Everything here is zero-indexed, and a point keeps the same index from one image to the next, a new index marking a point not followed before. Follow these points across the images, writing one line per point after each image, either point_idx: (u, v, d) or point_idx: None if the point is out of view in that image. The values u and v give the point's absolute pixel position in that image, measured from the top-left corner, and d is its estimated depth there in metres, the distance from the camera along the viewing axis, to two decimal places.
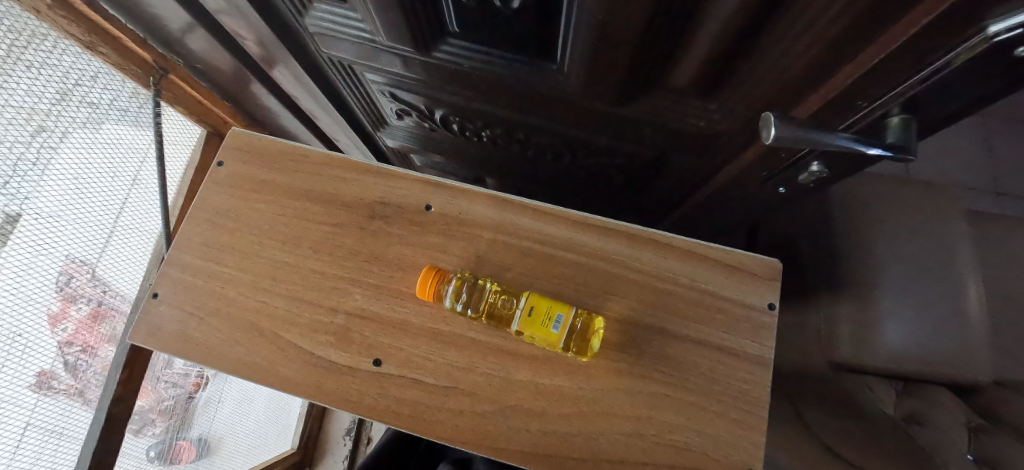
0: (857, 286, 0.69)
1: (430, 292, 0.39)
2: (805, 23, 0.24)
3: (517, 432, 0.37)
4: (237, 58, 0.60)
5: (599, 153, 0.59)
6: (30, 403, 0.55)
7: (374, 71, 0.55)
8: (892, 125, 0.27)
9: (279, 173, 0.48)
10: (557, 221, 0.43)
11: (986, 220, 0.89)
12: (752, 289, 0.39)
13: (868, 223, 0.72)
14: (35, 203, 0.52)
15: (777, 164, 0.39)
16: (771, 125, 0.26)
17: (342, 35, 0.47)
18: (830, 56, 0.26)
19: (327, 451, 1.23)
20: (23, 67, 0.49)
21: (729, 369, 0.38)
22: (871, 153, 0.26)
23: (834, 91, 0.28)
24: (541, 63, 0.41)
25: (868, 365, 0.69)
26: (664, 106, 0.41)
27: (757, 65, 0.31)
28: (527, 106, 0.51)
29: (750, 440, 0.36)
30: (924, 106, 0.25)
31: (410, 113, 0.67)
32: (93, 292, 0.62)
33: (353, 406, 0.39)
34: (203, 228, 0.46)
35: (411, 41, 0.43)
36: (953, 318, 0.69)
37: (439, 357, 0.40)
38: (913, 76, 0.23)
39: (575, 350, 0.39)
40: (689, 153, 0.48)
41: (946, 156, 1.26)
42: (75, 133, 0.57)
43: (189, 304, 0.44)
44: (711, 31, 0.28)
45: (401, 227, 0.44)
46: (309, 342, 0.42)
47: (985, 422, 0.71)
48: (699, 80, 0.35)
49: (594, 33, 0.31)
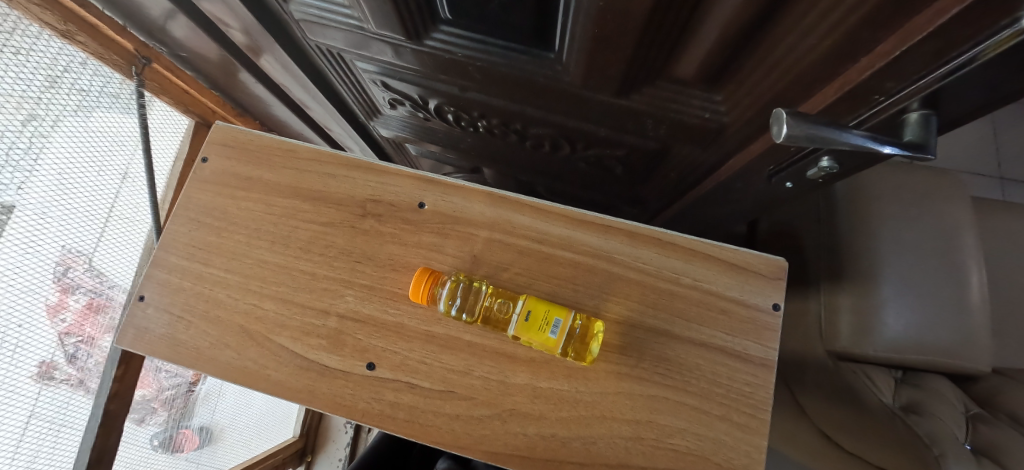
0: (863, 278, 0.67)
1: (423, 295, 0.38)
2: (821, 11, 0.22)
3: (515, 435, 0.37)
4: (222, 47, 0.57)
5: (599, 144, 0.57)
6: (31, 393, 0.55)
7: (365, 60, 0.52)
8: (909, 121, 0.25)
9: (266, 168, 0.46)
10: (555, 219, 0.41)
11: (992, 208, 0.88)
12: (755, 289, 0.38)
13: (874, 213, 0.71)
14: (29, 193, 0.51)
15: (784, 160, 0.37)
16: (783, 123, 0.24)
17: (329, 22, 0.45)
18: (848, 46, 0.24)
19: (328, 438, 1.26)
20: (10, 53, 0.47)
21: (731, 371, 0.37)
22: (886, 152, 0.24)
23: (849, 84, 0.26)
24: (538, 51, 0.38)
25: (869, 358, 0.68)
26: (667, 98, 0.39)
27: (766, 56, 0.29)
28: (523, 97, 0.49)
29: (750, 443, 0.36)
30: (947, 100, 0.23)
31: (404, 103, 0.64)
32: (90, 283, 0.61)
33: (348, 410, 0.39)
34: (190, 228, 0.45)
35: (401, 28, 0.41)
36: (955, 307, 0.68)
37: (434, 360, 0.39)
38: (932, 71, 0.21)
39: (574, 354, 0.38)
40: (691, 145, 0.46)
41: (951, 141, 1.24)
42: (66, 121, 0.55)
43: (177, 307, 0.43)
44: (718, 19, 0.26)
45: (393, 225, 0.43)
46: (301, 346, 0.41)
47: (983, 411, 0.74)
48: (705, 69, 0.33)
49: (594, 22, 0.29)
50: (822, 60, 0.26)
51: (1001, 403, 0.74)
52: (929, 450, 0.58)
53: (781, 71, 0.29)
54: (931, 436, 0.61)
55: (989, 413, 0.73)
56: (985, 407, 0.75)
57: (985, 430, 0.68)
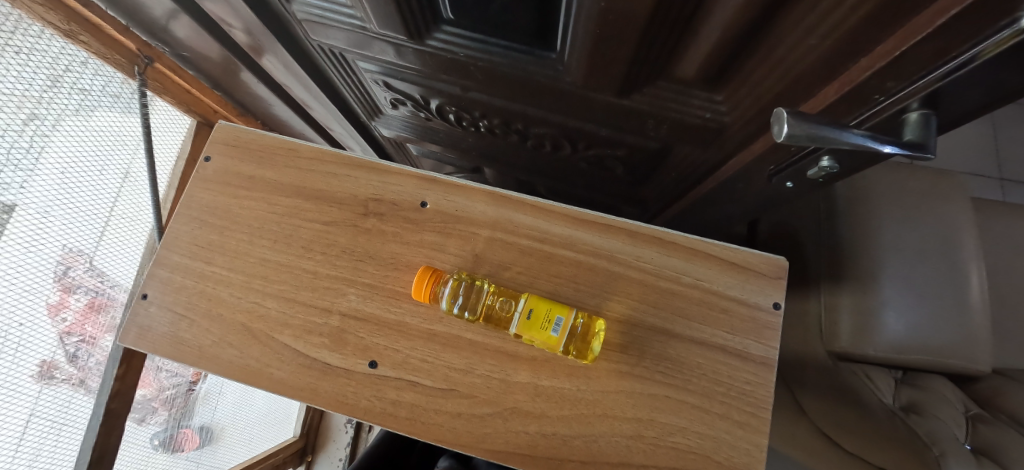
0: (863, 278, 0.67)
1: (425, 294, 0.38)
2: (821, 11, 0.22)
3: (516, 434, 0.37)
4: (225, 47, 0.57)
5: (599, 144, 0.57)
6: (32, 393, 0.55)
7: (367, 60, 0.53)
8: (909, 121, 0.25)
9: (268, 167, 0.46)
10: (556, 218, 0.41)
11: (992, 209, 0.88)
12: (756, 289, 0.38)
13: (874, 214, 0.71)
14: (30, 192, 0.51)
15: (784, 159, 0.38)
16: (783, 122, 0.25)
17: (332, 22, 0.45)
18: (848, 46, 0.24)
19: (329, 438, 1.26)
20: (10, 52, 0.47)
21: (732, 370, 0.37)
22: (885, 151, 0.25)
23: (849, 84, 0.26)
24: (539, 51, 0.39)
25: (869, 357, 0.68)
26: (668, 97, 0.39)
27: (767, 56, 0.29)
28: (524, 97, 0.49)
29: (751, 442, 0.36)
30: (947, 100, 0.23)
31: (405, 103, 0.65)
32: (91, 283, 0.61)
33: (350, 408, 0.39)
34: (193, 227, 0.45)
35: (403, 28, 0.41)
36: (954, 307, 0.68)
37: (436, 358, 0.39)
38: (931, 72, 0.22)
39: (575, 353, 0.38)
40: (692, 145, 0.46)
41: (951, 143, 1.24)
42: (67, 120, 0.56)
43: (180, 306, 0.43)
44: (720, 19, 0.26)
45: (395, 224, 0.43)
46: (303, 344, 0.41)
47: (983, 411, 0.74)
48: (706, 69, 0.33)
49: (596, 22, 0.29)
50: (822, 59, 0.26)
51: (1001, 403, 0.74)
52: (929, 450, 0.58)
53: (782, 71, 0.29)
54: (931, 436, 0.62)
55: (990, 413, 0.73)
56: (985, 407, 0.75)
57: (985, 430, 0.68)
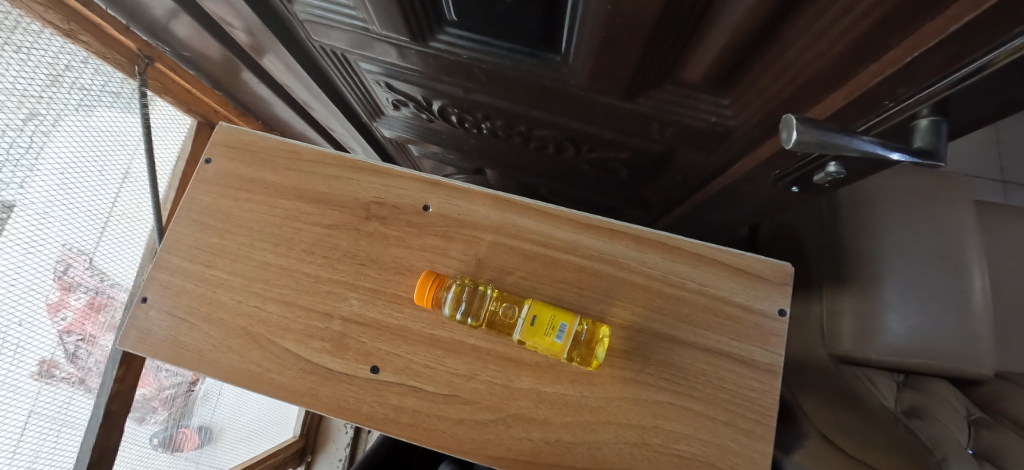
0: (867, 282, 0.67)
1: (428, 299, 0.38)
2: (834, 18, 0.22)
3: (519, 440, 0.37)
4: (226, 47, 0.57)
5: (603, 147, 0.57)
6: (32, 391, 0.55)
7: (368, 61, 0.52)
8: (919, 128, 0.25)
9: (269, 170, 0.46)
10: (560, 223, 0.41)
11: (995, 213, 0.87)
12: (762, 295, 0.38)
13: (878, 216, 0.70)
14: (29, 191, 0.51)
15: (791, 164, 0.37)
16: (793, 128, 0.24)
17: (333, 23, 0.45)
18: (859, 53, 0.24)
19: (328, 439, 1.26)
20: (10, 51, 0.47)
21: (737, 377, 0.37)
22: (895, 158, 0.24)
23: (859, 90, 0.26)
24: (543, 53, 0.38)
25: (873, 362, 0.67)
26: (673, 101, 0.39)
27: (776, 60, 0.28)
28: (527, 99, 0.49)
29: (755, 449, 0.36)
30: (958, 108, 0.23)
31: (406, 104, 0.64)
32: (91, 281, 0.61)
33: (351, 413, 0.39)
34: (193, 230, 0.45)
35: (406, 29, 0.40)
36: (957, 311, 0.68)
37: (439, 364, 0.39)
38: (942, 79, 0.21)
39: (579, 360, 0.38)
40: (697, 149, 0.46)
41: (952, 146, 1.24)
42: (66, 119, 0.55)
43: (180, 310, 0.43)
44: (729, 23, 0.25)
45: (397, 228, 0.43)
46: (304, 349, 0.41)
47: (985, 416, 0.74)
48: (713, 73, 0.33)
49: (603, 25, 0.28)
50: (831, 66, 0.26)
51: (1003, 408, 0.74)
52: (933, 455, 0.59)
53: (790, 77, 0.29)
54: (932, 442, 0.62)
55: (991, 417, 0.73)
56: (987, 411, 0.75)
57: (987, 435, 0.69)
